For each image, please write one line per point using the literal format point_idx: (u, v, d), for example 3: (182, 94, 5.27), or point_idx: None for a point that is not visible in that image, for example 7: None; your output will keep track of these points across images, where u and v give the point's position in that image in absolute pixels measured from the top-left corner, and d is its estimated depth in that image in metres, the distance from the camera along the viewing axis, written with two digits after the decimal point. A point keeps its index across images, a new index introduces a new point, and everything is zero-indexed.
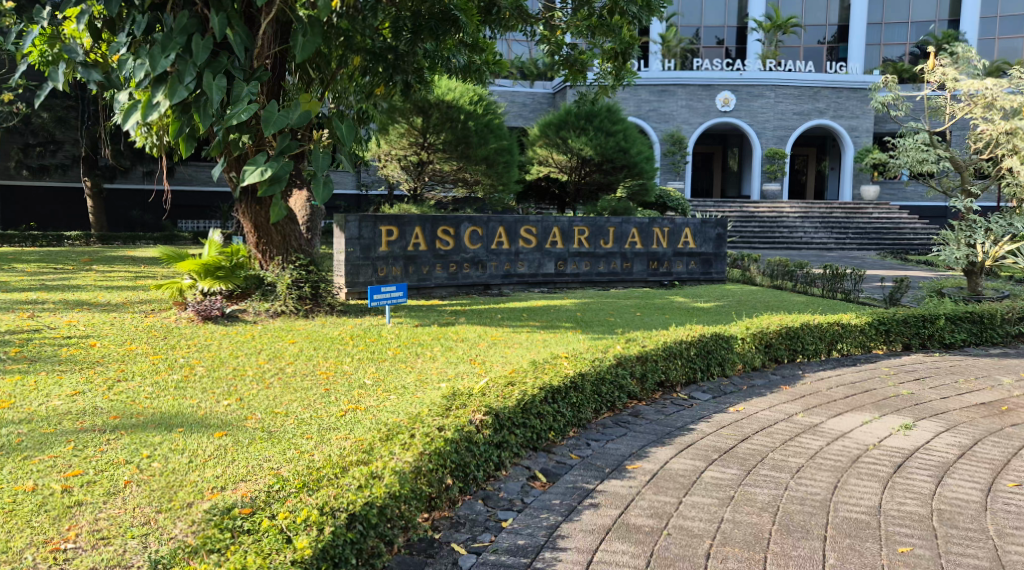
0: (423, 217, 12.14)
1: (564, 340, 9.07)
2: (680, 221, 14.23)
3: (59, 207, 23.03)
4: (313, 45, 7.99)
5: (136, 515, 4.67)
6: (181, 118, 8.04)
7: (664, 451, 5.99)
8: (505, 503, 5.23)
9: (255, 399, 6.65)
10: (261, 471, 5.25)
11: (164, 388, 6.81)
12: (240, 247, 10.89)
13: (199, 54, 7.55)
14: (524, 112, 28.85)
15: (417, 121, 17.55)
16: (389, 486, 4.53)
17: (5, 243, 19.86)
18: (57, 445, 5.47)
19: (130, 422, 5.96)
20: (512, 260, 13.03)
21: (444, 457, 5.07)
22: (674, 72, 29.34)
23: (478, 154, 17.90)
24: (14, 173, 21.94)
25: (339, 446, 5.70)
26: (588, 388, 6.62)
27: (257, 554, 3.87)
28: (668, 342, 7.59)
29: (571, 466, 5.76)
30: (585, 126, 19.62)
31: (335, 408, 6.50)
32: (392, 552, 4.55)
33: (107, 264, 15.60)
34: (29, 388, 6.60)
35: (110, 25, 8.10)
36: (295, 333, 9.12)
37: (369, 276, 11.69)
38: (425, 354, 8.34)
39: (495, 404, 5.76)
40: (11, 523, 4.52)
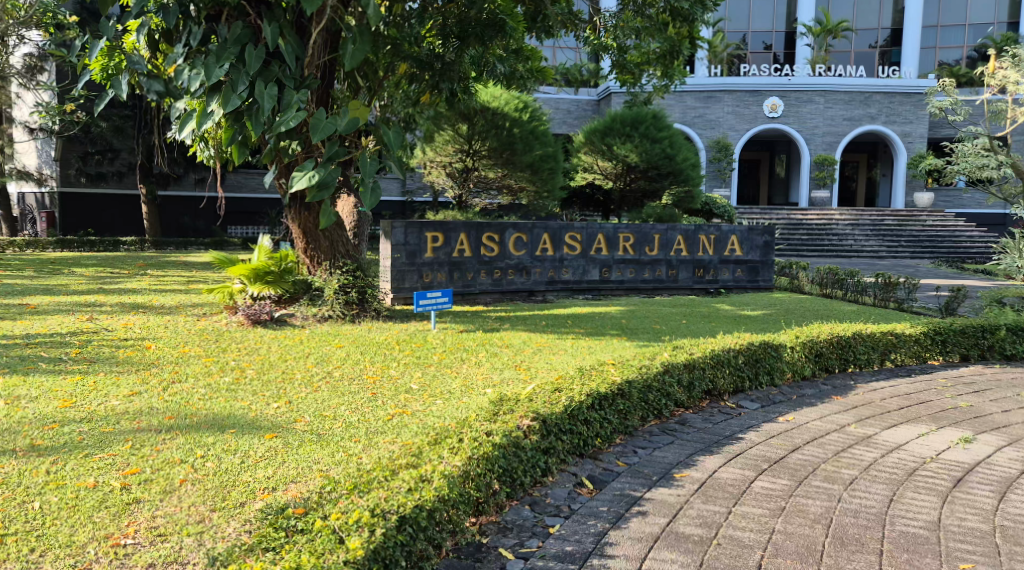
0: (468, 224, 12.21)
1: (610, 347, 9.04)
2: (727, 228, 14.09)
3: (115, 213, 23.58)
4: (362, 54, 8.11)
5: (192, 513, 4.77)
6: (234, 126, 8.19)
7: (713, 459, 5.95)
8: (553, 509, 5.22)
9: (304, 402, 6.75)
10: (311, 472, 5.33)
11: (217, 390, 6.94)
12: (289, 252, 11.04)
13: (253, 63, 7.72)
14: (569, 119, 28.84)
15: (462, 128, 17.70)
16: (439, 489, 4.57)
17: (64, 248, 20.42)
18: (116, 444, 5.61)
19: (184, 422, 6.09)
20: (556, 266, 13.06)
21: (492, 462, 5.11)
22: (721, 78, 29.13)
23: (523, 161, 17.92)
24: (73, 180, 22.54)
25: (387, 449, 5.76)
26: (635, 395, 6.60)
27: (311, 553, 3.93)
28: (717, 350, 7.52)
29: (618, 473, 5.75)
30: (630, 133, 19.71)
31: (383, 412, 6.57)
32: (441, 555, 4.58)
33: (161, 269, 15.92)
34: (89, 388, 6.77)
35: (168, 37, 8.28)
36: (342, 338, 9.22)
37: (415, 281, 11.78)
38: (470, 360, 8.38)
39: (542, 410, 5.77)
40: (74, 517, 4.65)
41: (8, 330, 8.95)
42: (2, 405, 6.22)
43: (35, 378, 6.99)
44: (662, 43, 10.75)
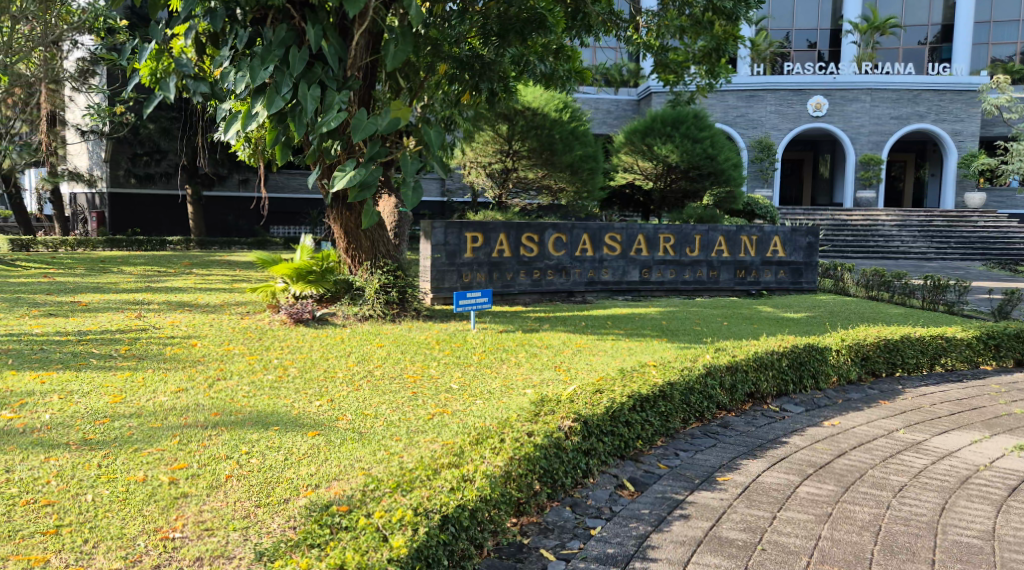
0: (508, 224, 12.22)
1: (651, 349, 8.99)
2: (769, 229, 13.93)
3: (162, 213, 23.95)
4: (404, 55, 8.15)
5: (237, 509, 4.83)
6: (278, 127, 8.29)
7: (757, 463, 5.88)
8: (594, 510, 5.20)
9: (345, 400, 6.80)
10: (353, 471, 5.37)
11: (260, 388, 7.03)
12: (330, 252, 11.14)
13: (296, 65, 7.80)
14: (609, 119, 28.70)
15: (502, 128, 17.71)
16: (480, 490, 4.59)
17: (113, 247, 20.86)
18: (165, 439, 5.70)
19: (229, 419, 6.17)
20: (596, 267, 13.01)
21: (533, 462, 5.10)
22: (764, 77, 28.85)
23: (563, 161, 17.87)
24: (122, 180, 23.01)
25: (429, 449, 5.79)
26: (677, 397, 6.55)
27: (355, 551, 3.95)
28: (760, 353, 7.44)
29: (660, 476, 5.72)
30: (671, 132, 19.58)
31: (424, 412, 6.60)
32: (482, 555, 4.58)
33: (205, 268, 16.18)
34: (137, 384, 6.90)
35: (214, 39, 8.39)
36: (383, 337, 9.29)
37: (454, 282, 11.81)
38: (510, 360, 8.39)
39: (583, 411, 5.75)
40: (125, 510, 4.73)
41: (60, 326, 9.15)
42: (56, 400, 6.37)
43: (87, 374, 7.15)
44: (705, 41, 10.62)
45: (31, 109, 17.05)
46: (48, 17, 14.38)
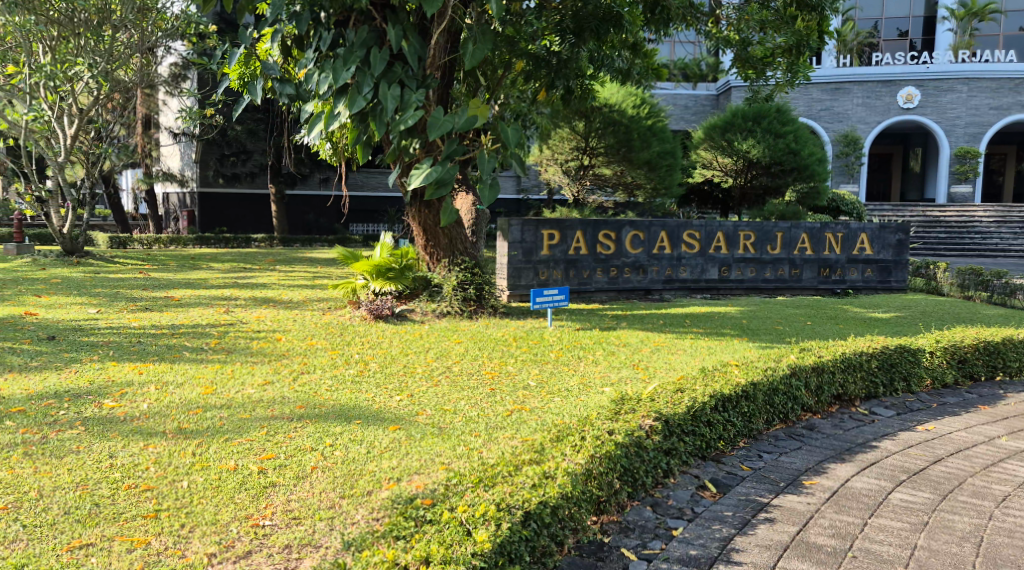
0: (585, 221, 12.16)
1: (732, 348, 8.83)
2: (856, 226, 13.53)
3: (247, 212, 24.60)
4: (482, 53, 8.18)
5: (323, 499, 4.93)
6: (359, 127, 8.42)
7: (845, 468, 5.73)
8: (675, 511, 5.13)
9: (425, 396, 6.88)
10: (433, 465, 5.44)
11: (343, 382, 7.18)
12: (409, 250, 11.28)
13: (377, 65, 7.92)
14: (687, 115, 28.31)
15: (580, 125, 17.65)
16: (562, 487, 4.58)
17: (203, 245, 21.52)
18: (253, 430, 5.86)
19: (313, 411, 6.31)
20: (673, 265, 12.86)
21: (614, 460, 5.07)
22: (851, 69, 28.11)
23: (641, 158, 17.68)
24: (210, 180, 23.78)
25: (507, 445, 5.81)
26: (761, 398, 6.41)
27: (440, 543, 3.99)
28: (848, 354, 7.26)
29: (743, 478, 5.60)
30: (753, 127, 19.20)
31: (502, 408, 6.63)
32: (564, 552, 4.56)
33: (289, 265, 16.58)
34: (227, 376, 7.13)
35: (299, 43, 8.57)
36: (461, 334, 9.35)
37: (531, 279, 11.83)
38: (587, 358, 8.35)
39: (665, 411, 5.68)
40: (218, 497, 4.88)
41: (155, 320, 9.49)
42: (152, 390, 6.61)
43: (181, 365, 7.42)
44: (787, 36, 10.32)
45: (128, 112, 17.74)
46: (145, 24, 14.96)
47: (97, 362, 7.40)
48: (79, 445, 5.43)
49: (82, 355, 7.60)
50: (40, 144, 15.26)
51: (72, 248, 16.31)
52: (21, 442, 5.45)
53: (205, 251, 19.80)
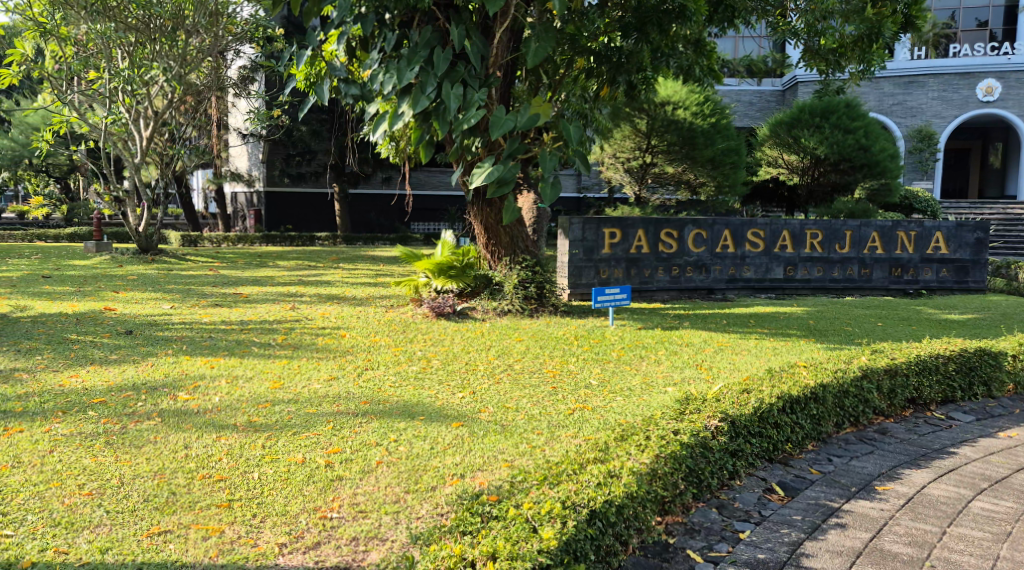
0: (647, 220, 12.07)
1: (798, 349, 8.68)
2: (930, 225, 13.13)
3: (311, 210, 25.00)
4: (545, 52, 8.14)
5: (388, 494, 4.99)
6: (422, 126, 8.45)
7: (920, 474, 5.58)
8: (742, 513, 5.05)
9: (487, 393, 6.91)
10: (496, 462, 5.45)
11: (405, 378, 7.26)
12: (470, 248, 11.33)
13: (440, 65, 7.95)
14: (751, 111, 27.89)
15: (642, 123, 17.47)
16: (627, 486, 4.55)
17: (269, 243, 21.95)
18: (320, 425, 5.95)
19: (378, 407, 6.39)
20: (737, 264, 12.68)
21: (680, 461, 5.01)
22: (925, 61, 27.32)
23: (704, 156, 17.49)
24: (276, 180, 24.24)
25: (569, 444, 5.80)
26: (831, 400, 6.28)
27: (507, 539, 3.99)
28: (923, 356, 7.06)
29: (812, 482, 5.49)
30: (821, 123, 18.76)
31: (564, 406, 6.62)
32: (628, 552, 4.52)
33: (352, 262, 16.79)
34: (294, 371, 7.27)
35: (364, 44, 8.66)
36: (523, 332, 9.36)
37: (592, 277, 11.78)
38: (650, 357, 8.29)
39: (731, 411, 5.60)
40: (287, 489, 4.97)
41: (224, 316, 9.71)
42: (223, 383, 6.78)
43: (250, 360, 7.57)
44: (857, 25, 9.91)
45: (200, 114, 18.20)
46: (217, 28, 15.37)
47: (171, 356, 7.61)
48: (156, 436, 5.59)
49: (157, 349, 7.82)
50: (118, 146, 15.75)
51: (147, 246, 16.78)
52: (102, 432, 5.63)
53: (270, 251, 19.40)
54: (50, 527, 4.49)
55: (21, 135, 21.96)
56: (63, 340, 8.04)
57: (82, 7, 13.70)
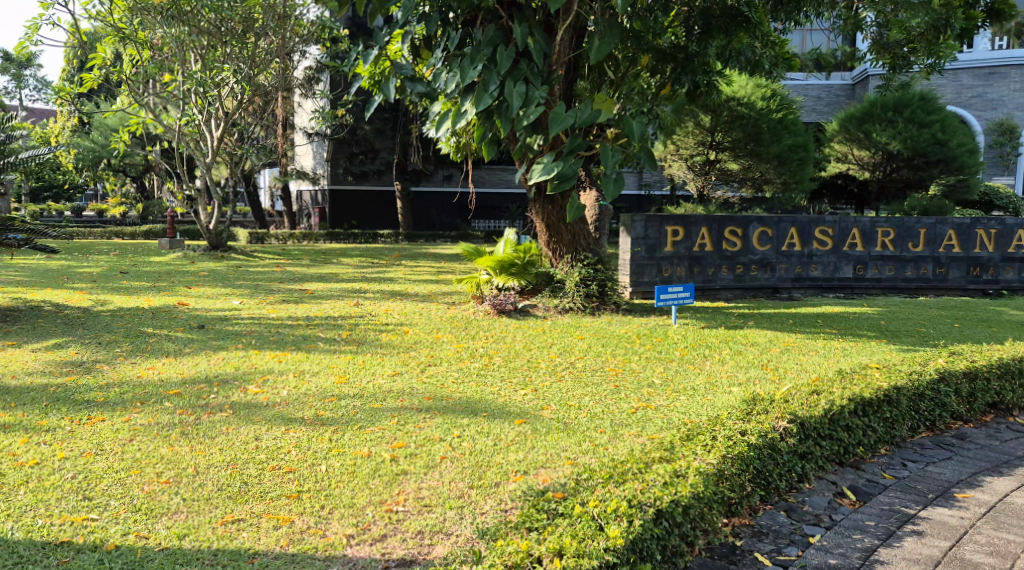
0: (710, 217, 11.90)
1: (868, 350, 8.47)
2: (1012, 222, 12.65)
3: (374, 208, 25.28)
4: (608, 48, 8.03)
5: (452, 488, 5.01)
6: (485, 124, 8.43)
7: (1002, 482, 5.39)
8: (811, 517, 4.93)
9: (549, 390, 6.90)
10: (560, 459, 5.44)
11: (468, 374, 7.29)
12: (532, 246, 11.31)
13: (503, 63, 7.90)
14: (820, 106, 27.34)
15: (706, 120, 17.21)
16: (694, 486, 4.48)
17: (333, 240, 22.24)
18: (385, 419, 6.01)
19: (441, 403, 6.43)
20: (804, 263, 12.43)
21: (747, 462, 4.92)
22: (1005, 51, 26.36)
23: (770, 152, 17.18)
24: (341, 178, 24.56)
25: (633, 443, 5.74)
26: (905, 403, 6.10)
27: (573, 537, 3.97)
28: (1005, 359, 6.81)
29: (886, 487, 5.34)
30: (894, 117, 18.24)
31: (627, 405, 6.55)
32: (694, 553, 4.45)
33: (415, 260, 16.91)
34: (359, 366, 7.35)
35: (428, 43, 8.70)
36: (584, 330, 9.31)
37: (654, 276, 11.67)
38: (714, 356, 8.17)
39: (800, 412, 5.47)
40: (353, 482, 5.03)
41: (291, 311, 9.88)
42: (291, 377, 6.89)
43: (316, 355, 7.68)
44: (923, 15, 9.62)
45: (267, 114, 18.54)
46: (284, 30, 15.64)
47: (241, 349, 7.77)
48: (228, 428, 5.71)
49: (228, 343, 7.99)
50: (191, 146, 16.11)
51: (217, 242, 17.15)
52: (178, 422, 5.77)
53: (338, 251, 18.75)
54: (131, 512, 4.61)
55: (100, 136, 22.70)
56: (141, 333, 8.27)
57: (159, 13, 14.06)
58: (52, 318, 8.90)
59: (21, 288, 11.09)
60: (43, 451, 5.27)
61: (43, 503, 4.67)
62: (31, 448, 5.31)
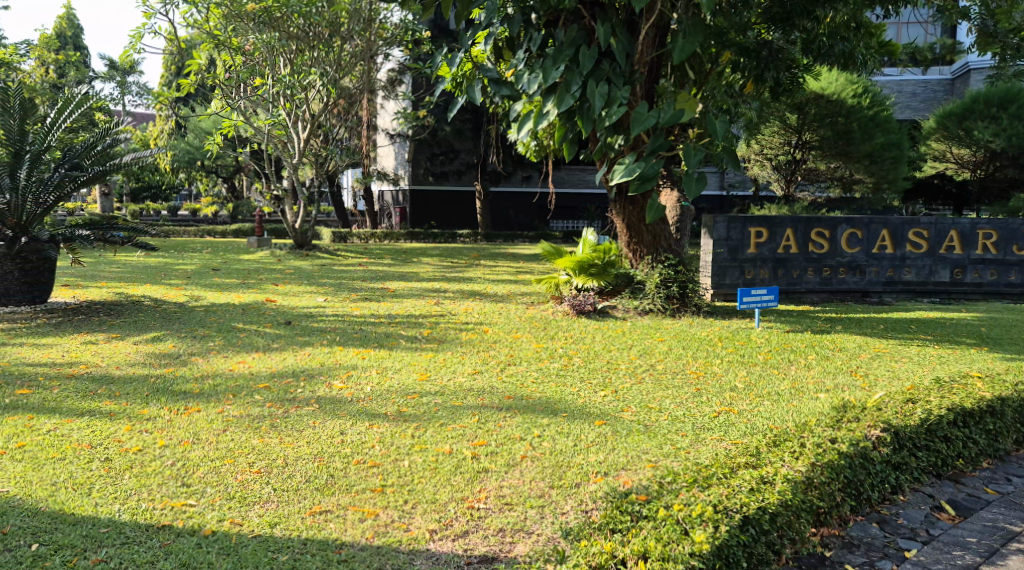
0: (796, 218, 11.62)
1: (966, 358, 8.14)
2: None
3: (454, 208, 25.49)
4: (692, 46, 7.91)
5: (533, 488, 5.00)
6: (566, 124, 8.40)
7: None
8: (907, 531, 4.77)
9: (629, 392, 6.83)
10: (640, 462, 5.37)
11: (548, 374, 7.27)
12: (613, 246, 11.23)
13: (586, 63, 7.90)
14: (915, 103, 26.45)
15: (793, 118, 16.81)
16: (781, 493, 4.36)
17: (413, 239, 22.51)
18: (465, 417, 6.05)
19: (521, 402, 6.43)
20: (897, 266, 12.01)
21: (837, 471, 4.75)
22: None
23: (860, 151, 16.66)
24: (421, 178, 24.83)
25: (716, 447, 5.64)
26: (1009, 415, 5.84)
27: (657, 540, 3.92)
28: None
29: (987, 502, 5.13)
30: (997, 114, 17.43)
31: (709, 409, 6.44)
32: (782, 562, 4.32)
33: (494, 260, 16.98)
34: (439, 364, 7.41)
35: (510, 44, 8.71)
36: (665, 332, 9.19)
37: (736, 278, 11.45)
38: (800, 361, 7.97)
39: (894, 421, 5.27)
40: (436, 478, 5.07)
41: (374, 309, 10.04)
42: (374, 373, 7.00)
43: (398, 352, 7.78)
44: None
45: (351, 116, 18.90)
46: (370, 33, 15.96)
47: (326, 345, 7.93)
48: (315, 421, 5.82)
49: (313, 339, 8.15)
50: (278, 147, 16.52)
51: (302, 241, 17.54)
52: (268, 415, 5.92)
53: (418, 251, 18.82)
54: (226, 499, 4.75)
55: (195, 139, 23.50)
56: (232, 328, 8.52)
57: (251, 19, 14.48)
58: (151, 312, 9.26)
59: (122, 283, 11.58)
60: (145, 439, 5.48)
61: (146, 487, 4.85)
62: (134, 435, 5.52)
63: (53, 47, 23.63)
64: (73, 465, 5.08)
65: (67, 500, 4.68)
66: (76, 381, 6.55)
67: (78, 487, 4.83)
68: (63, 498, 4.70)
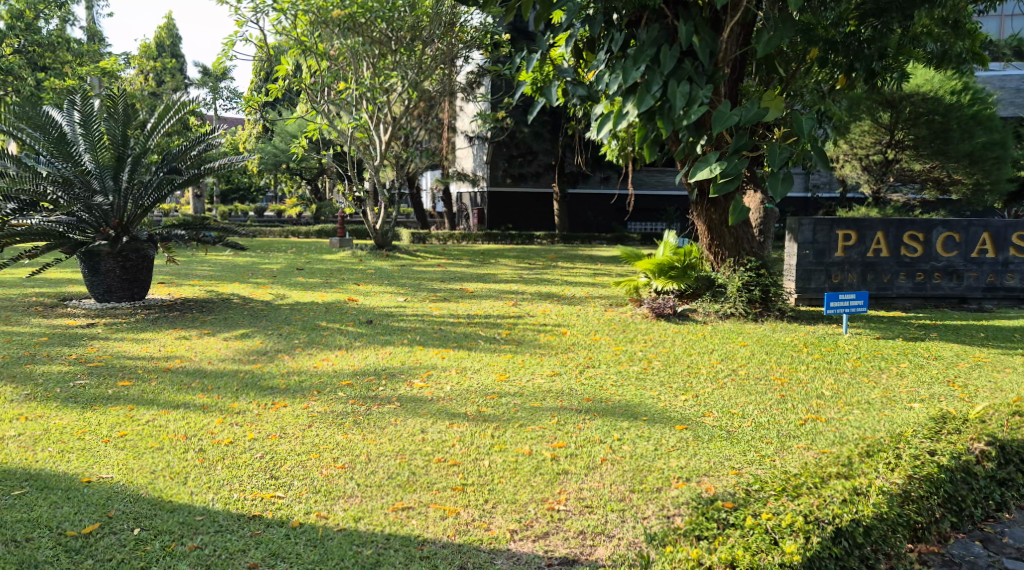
0: (887, 221, 11.22)
1: None
2: None
3: (532, 209, 25.53)
4: (778, 42, 7.68)
5: (614, 491, 4.94)
6: (647, 125, 8.26)
7: None
8: (1013, 551, 4.55)
9: (710, 397, 6.69)
10: (724, 468, 5.25)
11: (627, 377, 7.18)
12: (694, 248, 11.06)
13: (666, 63, 7.75)
14: (1018, 99, 25.31)
15: (885, 116, 16.29)
16: (876, 505, 4.19)
17: (492, 241, 22.63)
18: (545, 419, 6.01)
19: (601, 405, 6.36)
20: (998, 271, 11.51)
21: (936, 485, 4.54)
22: None
23: (958, 150, 16.01)
24: (500, 180, 24.96)
25: (802, 456, 5.48)
26: None
27: (745, 549, 3.81)
28: None
29: None
30: None
31: (794, 416, 6.26)
32: None
33: (572, 262, 16.92)
34: (518, 365, 7.40)
35: (591, 45, 8.64)
36: (747, 336, 8.99)
37: (822, 282, 11.12)
38: (891, 369, 7.69)
39: (1000, 434, 5.01)
40: (516, 478, 5.05)
41: (453, 310, 10.11)
42: (454, 373, 7.02)
43: (477, 353, 7.79)
44: None
45: (431, 118, 19.09)
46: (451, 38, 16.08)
47: (407, 345, 8.00)
48: (396, 420, 5.86)
49: (394, 339, 8.24)
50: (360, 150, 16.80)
51: (382, 242, 17.80)
52: (351, 412, 5.99)
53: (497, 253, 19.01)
54: (312, 493, 4.82)
55: (282, 142, 24.14)
56: (316, 326, 8.69)
57: (336, 26, 14.74)
58: (240, 310, 9.52)
59: (212, 281, 11.95)
60: (236, 432, 5.60)
61: (237, 478, 4.96)
62: (226, 428, 5.66)
63: (150, 55, 24.56)
64: (170, 454, 5.23)
65: (165, 487, 4.82)
66: (172, 374, 6.77)
67: (175, 475, 4.97)
68: (162, 485, 4.84)
